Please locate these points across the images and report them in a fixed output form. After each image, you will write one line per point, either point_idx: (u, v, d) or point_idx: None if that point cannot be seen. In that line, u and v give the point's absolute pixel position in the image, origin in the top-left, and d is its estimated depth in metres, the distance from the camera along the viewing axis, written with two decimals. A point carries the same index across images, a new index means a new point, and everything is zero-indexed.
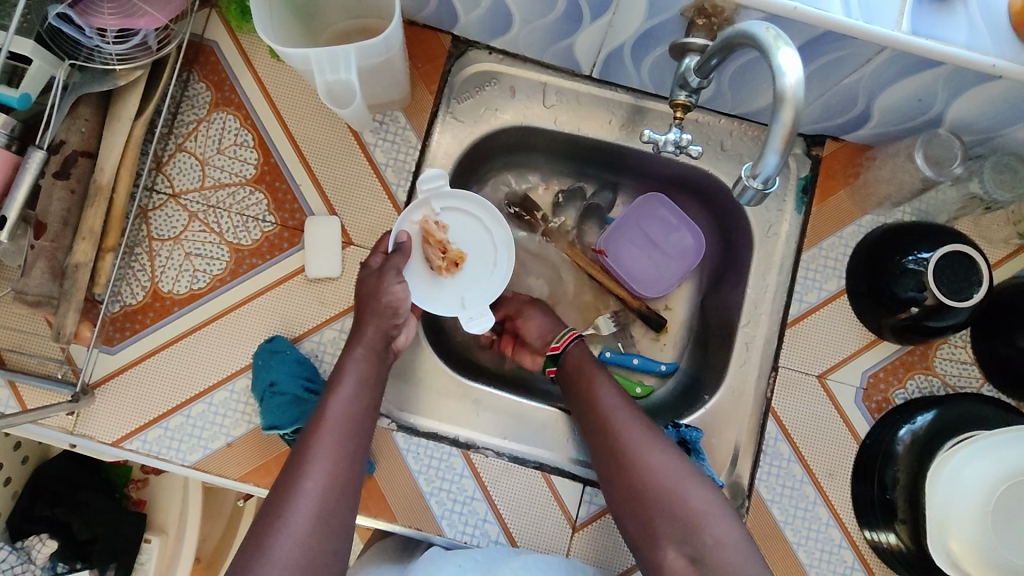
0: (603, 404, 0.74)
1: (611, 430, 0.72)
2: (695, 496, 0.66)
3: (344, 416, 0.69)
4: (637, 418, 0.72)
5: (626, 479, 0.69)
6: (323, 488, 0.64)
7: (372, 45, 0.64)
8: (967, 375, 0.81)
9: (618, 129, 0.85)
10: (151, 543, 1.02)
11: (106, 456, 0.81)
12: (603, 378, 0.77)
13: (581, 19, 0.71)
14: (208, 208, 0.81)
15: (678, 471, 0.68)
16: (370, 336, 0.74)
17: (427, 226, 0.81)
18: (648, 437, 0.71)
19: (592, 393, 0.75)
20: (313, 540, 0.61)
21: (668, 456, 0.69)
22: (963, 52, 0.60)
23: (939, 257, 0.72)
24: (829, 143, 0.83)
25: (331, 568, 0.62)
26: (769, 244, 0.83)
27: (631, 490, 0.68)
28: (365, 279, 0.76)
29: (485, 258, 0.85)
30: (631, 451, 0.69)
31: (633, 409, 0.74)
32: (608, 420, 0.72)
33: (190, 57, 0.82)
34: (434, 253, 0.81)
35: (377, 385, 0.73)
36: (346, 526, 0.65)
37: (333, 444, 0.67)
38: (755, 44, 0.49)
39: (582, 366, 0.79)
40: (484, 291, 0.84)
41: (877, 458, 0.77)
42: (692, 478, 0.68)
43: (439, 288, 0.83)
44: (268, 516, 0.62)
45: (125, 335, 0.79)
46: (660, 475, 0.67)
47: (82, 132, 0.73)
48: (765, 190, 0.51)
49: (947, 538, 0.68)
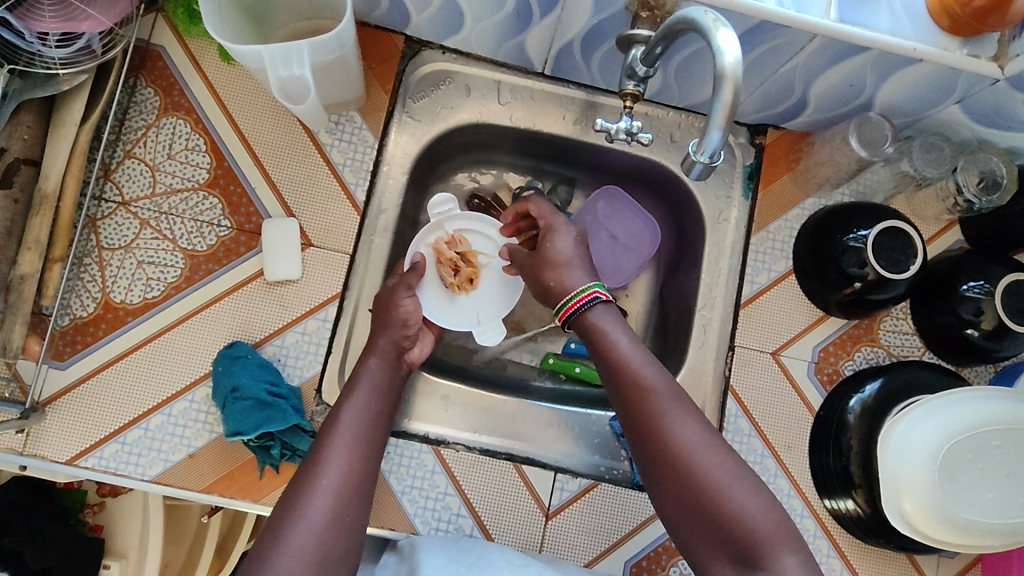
0: (643, 390, 0.67)
1: (652, 419, 0.65)
2: (745, 494, 0.61)
3: (359, 419, 0.70)
4: (680, 405, 0.66)
5: (671, 478, 0.63)
6: (337, 484, 0.64)
7: (325, 41, 0.65)
8: (909, 345, 0.85)
9: (572, 124, 0.88)
10: (110, 569, 0.98)
11: (59, 476, 0.78)
12: (642, 364, 0.69)
13: (531, 16, 0.73)
14: (160, 214, 0.79)
15: (729, 473, 0.62)
16: (382, 346, 0.76)
17: (439, 247, 0.88)
18: (693, 429, 0.64)
19: (631, 377, 0.68)
20: (324, 533, 0.61)
21: (715, 453, 0.63)
22: (887, 38, 0.65)
23: (877, 233, 0.76)
24: (770, 131, 0.88)
25: (343, 565, 0.61)
26: (720, 229, 0.87)
27: (682, 494, 0.62)
28: (381, 295, 0.80)
29: (496, 274, 0.92)
30: (679, 446, 0.63)
31: (676, 395, 0.66)
32: (649, 409, 0.66)
33: (136, 62, 0.81)
34: (447, 271, 0.88)
35: (391, 393, 0.74)
36: (360, 525, 0.64)
37: (348, 444, 0.68)
38: (695, 27, 0.51)
39: (610, 342, 0.71)
40: (495, 306, 0.91)
41: (831, 429, 0.80)
42: (743, 479, 0.62)
43: (455, 304, 0.90)
44: (283, 510, 0.63)
45: (76, 349, 0.76)
46: (710, 471, 0.61)
47: (24, 139, 0.71)
48: (712, 164, 0.54)
49: (901, 500, 0.72)
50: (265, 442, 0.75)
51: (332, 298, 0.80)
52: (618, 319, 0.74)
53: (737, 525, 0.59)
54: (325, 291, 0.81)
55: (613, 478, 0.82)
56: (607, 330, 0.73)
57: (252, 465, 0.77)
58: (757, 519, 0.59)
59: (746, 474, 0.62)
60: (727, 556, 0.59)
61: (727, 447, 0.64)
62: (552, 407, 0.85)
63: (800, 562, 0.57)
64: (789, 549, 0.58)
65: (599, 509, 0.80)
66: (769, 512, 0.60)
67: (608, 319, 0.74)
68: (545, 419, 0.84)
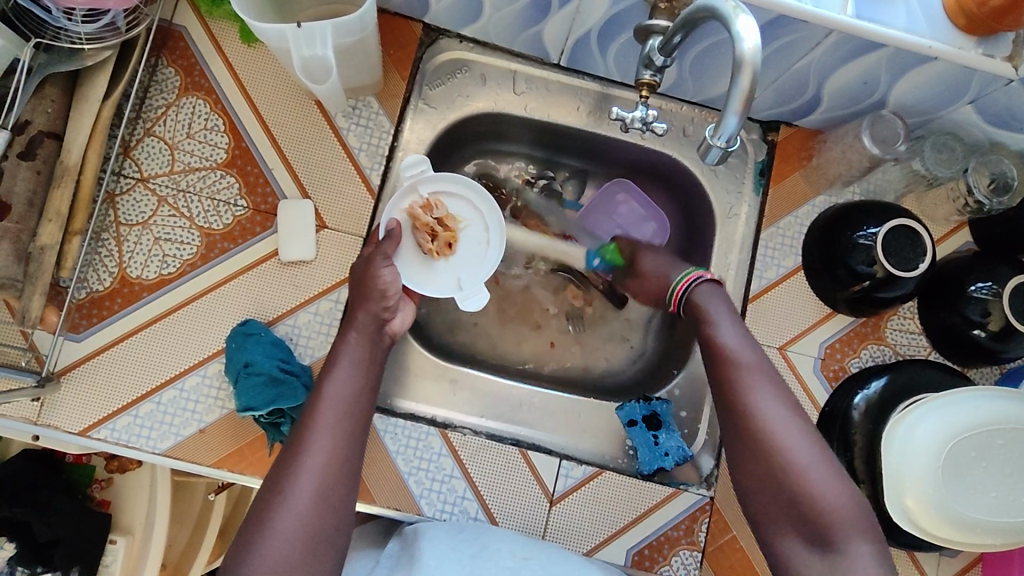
0: (724, 357, 0.70)
1: (729, 379, 0.69)
2: (828, 480, 0.62)
3: (340, 397, 0.70)
4: (761, 374, 0.68)
5: (738, 435, 0.67)
6: (322, 465, 0.66)
7: (346, 23, 0.66)
8: (916, 344, 0.86)
9: (586, 115, 0.89)
10: (116, 544, 0.98)
11: (72, 447, 0.79)
12: (743, 345, 0.70)
13: (550, 6, 0.74)
14: (178, 192, 0.80)
15: (793, 435, 0.65)
16: (361, 320, 0.75)
17: (414, 211, 0.82)
18: (768, 393, 0.67)
19: (724, 360, 0.70)
20: (312, 514, 0.63)
21: (786, 417, 0.66)
22: (902, 35, 0.65)
23: (887, 231, 0.77)
24: (783, 128, 0.88)
25: (333, 541, 0.64)
26: (730, 224, 0.88)
27: (767, 473, 0.64)
28: (356, 267, 0.79)
29: (476, 236, 0.86)
30: (750, 409, 0.66)
31: (762, 364, 0.69)
32: (728, 374, 0.69)
33: (158, 42, 0.82)
34: (423, 237, 0.82)
35: (372, 367, 0.74)
36: (348, 502, 0.66)
37: (331, 423, 0.68)
38: (716, 16, 0.52)
39: (716, 326, 0.72)
40: (478, 270, 0.85)
41: (836, 424, 0.81)
42: (808, 441, 0.64)
43: (434, 271, 0.84)
44: (269, 491, 0.65)
45: (91, 322, 0.77)
46: (797, 455, 0.63)
47: (47, 112, 0.73)
48: (728, 149, 0.54)
49: (904, 496, 0.73)
50: (276, 418, 0.76)
51: (345, 280, 0.81)
52: (719, 297, 0.76)
53: (791, 482, 0.63)
54: (337, 272, 0.81)
55: (616, 468, 0.83)
56: (709, 312, 0.74)
57: (261, 442, 0.78)
58: (837, 507, 0.61)
59: (832, 461, 0.64)
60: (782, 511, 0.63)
61: (811, 432, 0.66)
62: (559, 395, 0.86)
63: (852, 519, 0.61)
64: (842, 509, 0.61)
65: (602, 497, 0.80)
66: (827, 473, 0.63)
67: (708, 296, 0.76)
68: (551, 406, 0.85)
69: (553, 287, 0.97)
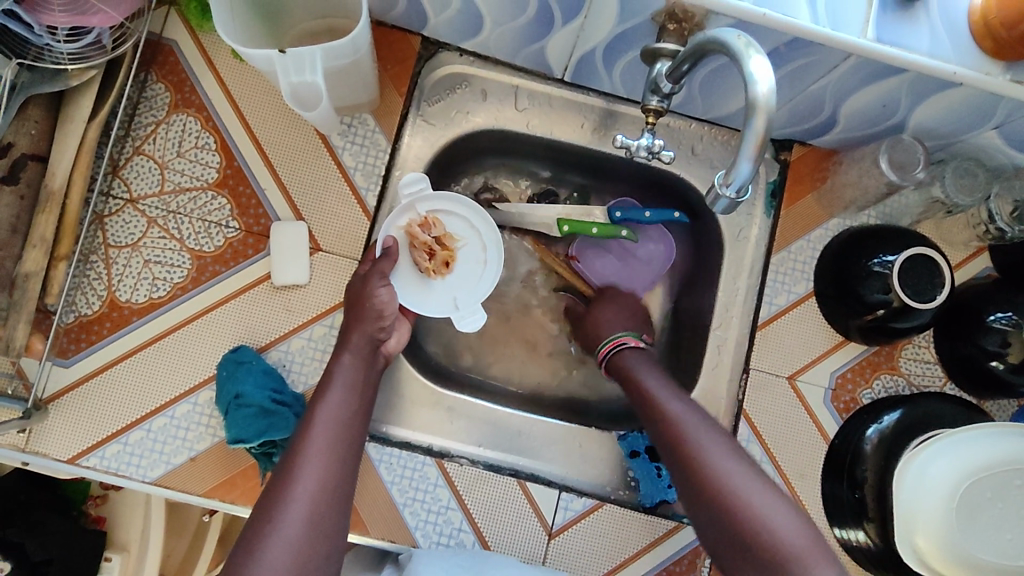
0: (671, 418, 0.69)
1: (663, 430, 0.69)
2: (775, 509, 0.61)
3: (333, 420, 0.68)
4: (710, 431, 0.67)
5: (702, 505, 0.64)
6: (314, 491, 0.63)
7: (338, 46, 0.63)
8: (930, 375, 0.83)
9: (590, 133, 0.85)
10: (111, 561, 0.97)
11: (62, 474, 0.77)
12: (664, 390, 0.73)
13: (552, 22, 0.70)
14: (168, 213, 0.77)
15: (756, 488, 0.62)
16: (356, 342, 0.73)
17: (411, 229, 0.80)
18: (723, 450, 0.65)
19: (654, 409, 0.71)
20: (302, 542, 0.60)
21: (743, 473, 0.64)
22: (926, 60, 0.61)
23: (905, 259, 0.73)
24: (796, 147, 0.85)
25: (324, 572, 0.61)
26: (740, 247, 0.85)
27: (716, 518, 0.62)
28: (352, 286, 0.76)
29: (473, 255, 0.84)
30: (705, 467, 0.64)
31: (706, 423, 0.68)
32: (678, 435, 0.68)
33: (147, 56, 0.79)
34: (420, 256, 0.80)
35: (367, 390, 0.72)
36: (339, 530, 0.64)
37: (324, 446, 0.66)
38: (726, 51, 0.49)
39: (642, 376, 0.75)
40: (475, 290, 0.83)
41: (846, 458, 0.78)
42: (771, 492, 0.62)
43: (431, 289, 0.82)
44: (259, 520, 0.62)
45: (80, 347, 0.75)
46: (739, 488, 0.62)
47: (31, 134, 0.70)
48: (738, 199, 0.52)
49: (914, 535, 0.70)
50: (268, 449, 0.74)
51: (340, 304, 0.79)
52: (649, 362, 0.78)
53: (776, 546, 0.59)
54: (332, 297, 0.79)
55: (617, 500, 0.81)
56: (637, 371, 0.76)
57: (254, 471, 0.76)
58: (787, 533, 0.59)
59: (776, 491, 0.63)
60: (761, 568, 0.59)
61: (751, 464, 0.65)
62: (560, 424, 0.84)
63: None
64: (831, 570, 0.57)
65: (603, 530, 0.78)
66: (805, 531, 0.60)
67: (641, 362, 0.78)
68: (551, 435, 0.83)
69: (555, 307, 0.95)
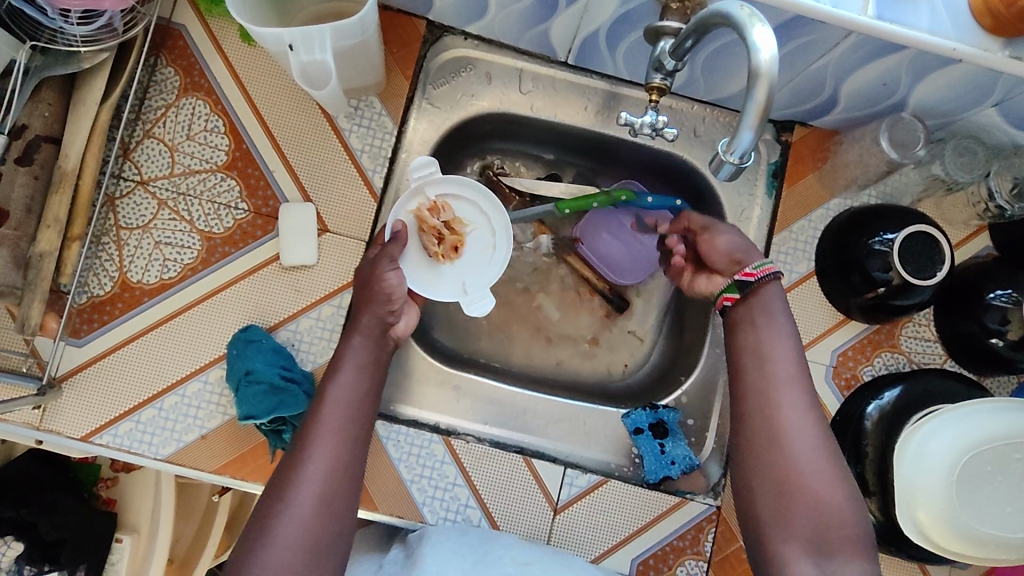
0: (766, 378, 0.69)
1: (762, 376, 0.69)
2: (831, 482, 0.64)
3: (343, 403, 0.68)
4: (805, 401, 0.68)
5: (768, 459, 0.66)
6: (324, 472, 0.64)
7: (346, 26, 0.64)
8: (931, 352, 0.84)
9: (593, 115, 0.86)
10: (121, 543, 0.98)
11: (75, 451, 0.79)
12: (785, 339, 0.70)
13: (557, 4, 0.71)
14: (178, 195, 0.79)
15: (825, 464, 0.65)
16: (365, 323, 0.73)
17: (421, 214, 0.81)
18: (808, 424, 0.67)
19: (762, 356, 0.69)
20: (314, 522, 0.62)
21: (818, 449, 0.66)
22: (925, 36, 0.62)
23: (904, 237, 0.74)
24: (797, 129, 0.86)
25: (334, 549, 0.63)
26: (742, 227, 0.86)
27: (777, 474, 0.65)
28: (362, 268, 0.77)
29: (482, 241, 0.85)
30: (783, 429, 0.66)
31: (806, 390, 0.68)
32: (773, 398, 0.68)
33: (157, 40, 0.80)
34: (430, 240, 0.81)
35: (377, 371, 0.72)
36: (350, 508, 0.65)
37: (334, 429, 0.67)
38: (730, 23, 0.50)
39: (771, 319, 0.71)
40: (484, 275, 0.84)
41: (847, 434, 0.79)
42: (839, 471, 0.65)
43: (439, 275, 0.83)
44: (271, 498, 0.63)
45: (93, 327, 0.76)
46: (810, 457, 0.65)
47: (44, 116, 0.71)
48: (742, 165, 0.53)
49: (916, 509, 0.71)
50: (278, 426, 0.76)
51: (347, 285, 0.80)
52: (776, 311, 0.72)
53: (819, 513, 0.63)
54: (340, 277, 0.80)
55: (621, 476, 0.82)
56: (768, 311, 0.71)
57: (263, 448, 0.77)
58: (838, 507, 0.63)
59: (839, 465, 0.66)
60: (798, 530, 0.63)
61: (828, 435, 0.67)
62: (565, 403, 0.85)
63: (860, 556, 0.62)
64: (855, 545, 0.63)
65: (607, 506, 0.79)
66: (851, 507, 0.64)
67: (761, 315, 0.72)
68: (556, 414, 0.84)
69: (559, 289, 0.96)
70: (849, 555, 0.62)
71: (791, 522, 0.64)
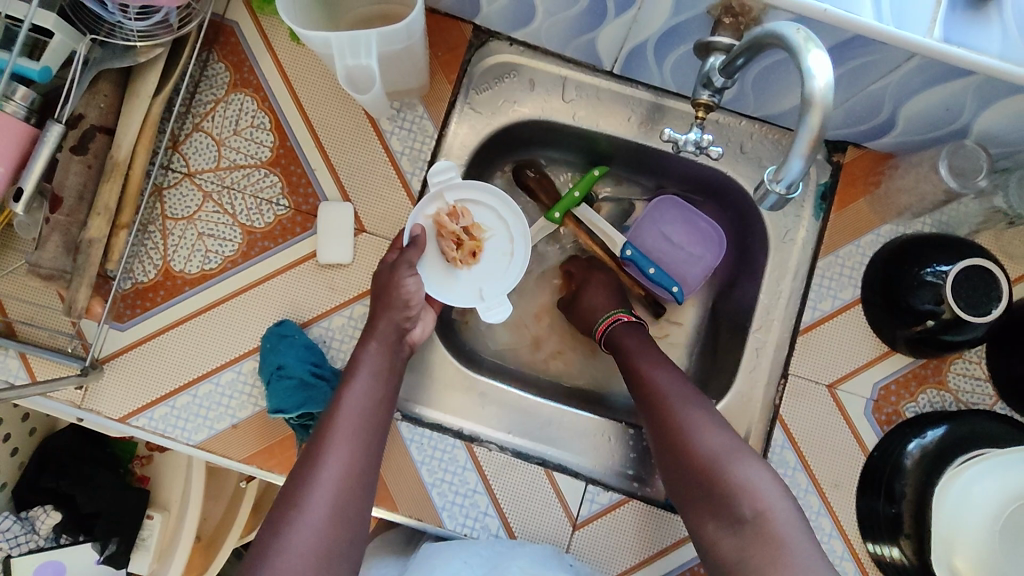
0: (657, 389, 0.73)
1: (649, 392, 0.74)
2: (740, 463, 0.66)
3: (358, 410, 0.68)
4: (689, 399, 0.72)
5: (675, 455, 0.69)
6: (340, 478, 0.64)
7: (392, 32, 0.64)
8: (980, 392, 0.80)
9: (636, 127, 0.85)
10: (153, 520, 1.02)
11: (113, 431, 0.81)
12: (653, 358, 0.77)
13: (605, 13, 0.69)
14: (223, 188, 0.80)
15: (731, 452, 0.67)
16: (382, 329, 0.73)
17: (440, 218, 0.79)
18: (705, 418, 0.70)
19: (642, 376, 0.75)
20: (327, 530, 0.62)
21: (714, 428, 0.69)
22: (995, 62, 0.58)
23: (959, 270, 0.70)
24: (850, 150, 0.83)
25: (346, 558, 0.62)
26: (785, 249, 0.83)
27: (684, 467, 0.68)
28: (381, 273, 0.77)
29: (501, 247, 0.84)
30: (679, 428, 0.69)
31: (689, 391, 0.73)
32: (667, 405, 0.71)
33: (210, 36, 0.82)
34: (448, 245, 0.80)
35: (391, 377, 0.73)
36: (363, 516, 0.65)
37: (351, 434, 0.67)
38: (784, 45, 0.48)
39: (637, 352, 0.79)
40: (501, 282, 0.83)
41: (885, 471, 0.76)
42: (740, 448, 0.67)
43: (456, 280, 0.82)
44: (283, 506, 0.63)
45: (135, 312, 0.79)
46: (709, 447, 0.67)
47: (100, 107, 0.73)
48: (788, 195, 0.51)
49: (953, 554, 0.66)
50: (306, 421, 0.77)
51: None
52: (645, 342, 0.81)
53: (731, 486, 0.64)
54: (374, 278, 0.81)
55: (644, 497, 0.80)
56: (633, 348, 0.80)
57: (291, 441, 0.79)
58: (749, 481, 0.64)
59: (748, 450, 0.67)
60: (713, 509, 0.65)
61: (725, 426, 0.70)
62: (589, 416, 0.84)
63: (790, 519, 0.62)
64: (784, 508, 0.63)
65: (627, 525, 0.78)
66: (766, 478, 0.65)
67: (638, 341, 0.80)
68: (582, 428, 0.83)
69: None
70: (765, 520, 0.62)
71: (706, 505, 0.66)
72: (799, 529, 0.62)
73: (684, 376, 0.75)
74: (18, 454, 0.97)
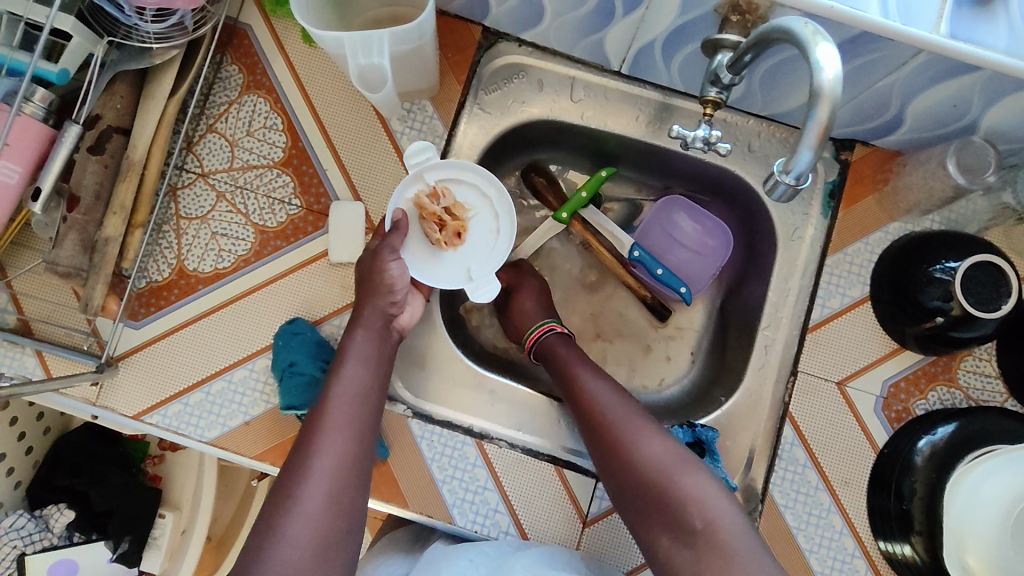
0: (594, 403, 0.73)
1: (588, 407, 0.73)
2: (686, 474, 0.66)
3: (348, 399, 0.69)
4: (628, 411, 0.71)
5: (620, 469, 0.68)
6: (332, 467, 0.65)
7: (404, 31, 0.65)
8: (991, 389, 0.80)
9: (644, 126, 0.85)
10: (165, 518, 1.03)
11: (127, 429, 0.82)
12: (586, 368, 0.76)
13: (614, 13, 0.70)
14: (236, 188, 0.82)
15: (677, 463, 0.67)
16: (368, 317, 0.74)
17: (420, 200, 0.78)
18: (645, 428, 0.70)
19: (579, 391, 0.74)
20: (324, 520, 0.62)
21: (656, 440, 0.69)
22: (1000, 57, 0.59)
23: (968, 266, 0.70)
24: (858, 148, 0.83)
25: (344, 547, 0.63)
26: (793, 247, 0.83)
27: (629, 480, 0.68)
28: (364, 261, 0.77)
29: (486, 226, 0.82)
30: (622, 444, 0.69)
31: (625, 403, 0.72)
32: (607, 417, 0.71)
33: (224, 39, 0.83)
34: (431, 227, 0.79)
35: (382, 364, 0.73)
36: (359, 504, 0.66)
37: (340, 422, 0.68)
38: (792, 39, 0.49)
39: (572, 365, 0.77)
40: (488, 260, 0.81)
41: (895, 468, 0.76)
42: (685, 458, 0.68)
43: (443, 263, 0.81)
44: (279, 497, 0.63)
45: (150, 310, 0.80)
46: (653, 459, 0.67)
47: (117, 108, 0.74)
48: (798, 186, 0.52)
49: (965, 552, 0.66)
50: None
51: None
52: (576, 351, 0.80)
53: (681, 497, 0.64)
54: None
55: None
56: (566, 360, 0.79)
57: None
58: (697, 491, 0.65)
59: (691, 459, 0.68)
60: (662, 523, 0.65)
61: (669, 436, 0.70)
62: None
63: (743, 529, 0.63)
64: (733, 517, 0.64)
65: None
66: (710, 485, 0.66)
67: (570, 352, 0.80)
68: None
69: (600, 300, 0.96)
70: (718, 531, 0.62)
71: (656, 519, 0.66)
72: (750, 535, 0.63)
73: (619, 387, 0.75)
74: (33, 453, 0.98)
